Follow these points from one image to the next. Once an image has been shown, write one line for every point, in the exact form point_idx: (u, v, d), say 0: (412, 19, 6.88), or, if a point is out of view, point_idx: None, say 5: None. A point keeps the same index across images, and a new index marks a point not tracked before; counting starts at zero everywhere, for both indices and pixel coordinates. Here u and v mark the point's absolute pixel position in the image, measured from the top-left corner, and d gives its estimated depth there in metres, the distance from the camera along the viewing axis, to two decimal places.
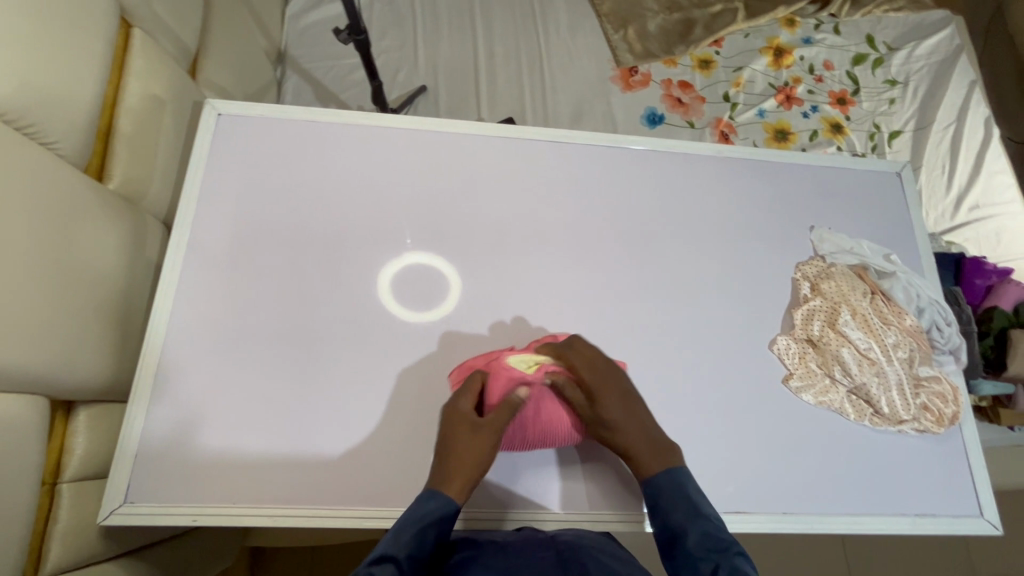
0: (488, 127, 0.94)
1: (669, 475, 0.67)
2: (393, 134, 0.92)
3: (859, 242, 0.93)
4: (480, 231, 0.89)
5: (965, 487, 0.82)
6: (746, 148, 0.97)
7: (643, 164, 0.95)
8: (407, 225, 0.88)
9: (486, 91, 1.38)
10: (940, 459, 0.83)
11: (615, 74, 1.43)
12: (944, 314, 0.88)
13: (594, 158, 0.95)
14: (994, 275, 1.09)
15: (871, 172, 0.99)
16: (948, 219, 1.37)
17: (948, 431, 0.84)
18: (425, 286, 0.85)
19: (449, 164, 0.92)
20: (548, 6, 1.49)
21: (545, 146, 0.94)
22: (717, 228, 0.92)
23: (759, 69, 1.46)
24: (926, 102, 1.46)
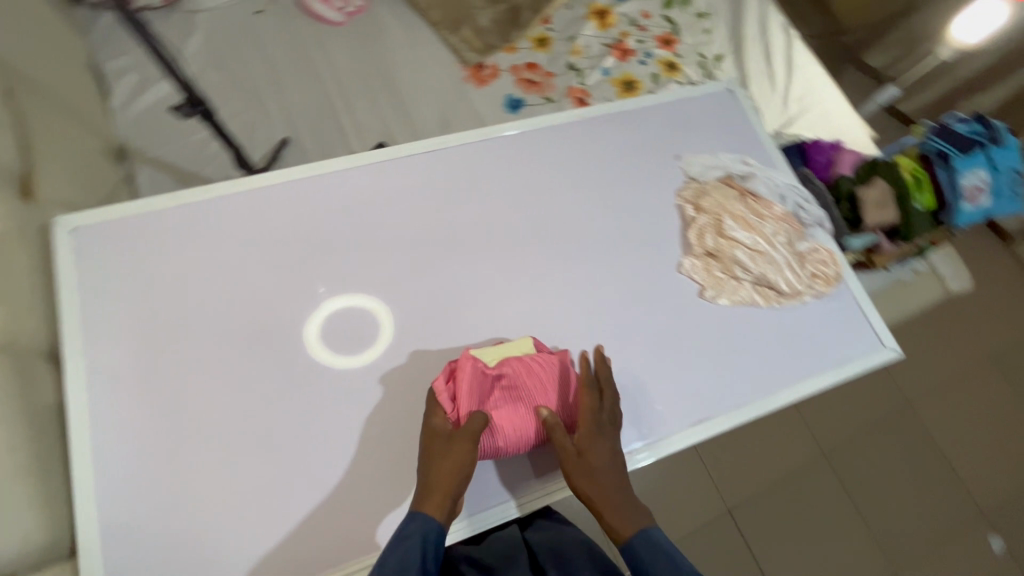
0: (361, 156, 0.95)
1: (643, 537, 0.69)
2: (270, 192, 0.90)
3: (720, 154, 1.04)
4: (390, 257, 0.90)
5: (866, 330, 0.94)
6: (600, 106, 1.06)
7: (519, 147, 1.01)
8: (316, 276, 0.87)
9: (349, 125, 1.38)
10: (841, 314, 0.94)
11: (466, 74, 1.48)
12: (801, 195, 1.02)
13: (472, 156, 0.99)
14: (830, 149, 1.26)
15: (710, 95, 1.11)
16: (784, 116, 1.56)
17: (839, 289, 0.96)
18: (358, 324, 0.85)
19: (337, 203, 0.92)
20: (382, 26, 1.50)
21: (423, 159, 0.97)
22: (600, 184, 1.00)
23: (590, 34, 1.57)
24: (733, 25, 1.65)
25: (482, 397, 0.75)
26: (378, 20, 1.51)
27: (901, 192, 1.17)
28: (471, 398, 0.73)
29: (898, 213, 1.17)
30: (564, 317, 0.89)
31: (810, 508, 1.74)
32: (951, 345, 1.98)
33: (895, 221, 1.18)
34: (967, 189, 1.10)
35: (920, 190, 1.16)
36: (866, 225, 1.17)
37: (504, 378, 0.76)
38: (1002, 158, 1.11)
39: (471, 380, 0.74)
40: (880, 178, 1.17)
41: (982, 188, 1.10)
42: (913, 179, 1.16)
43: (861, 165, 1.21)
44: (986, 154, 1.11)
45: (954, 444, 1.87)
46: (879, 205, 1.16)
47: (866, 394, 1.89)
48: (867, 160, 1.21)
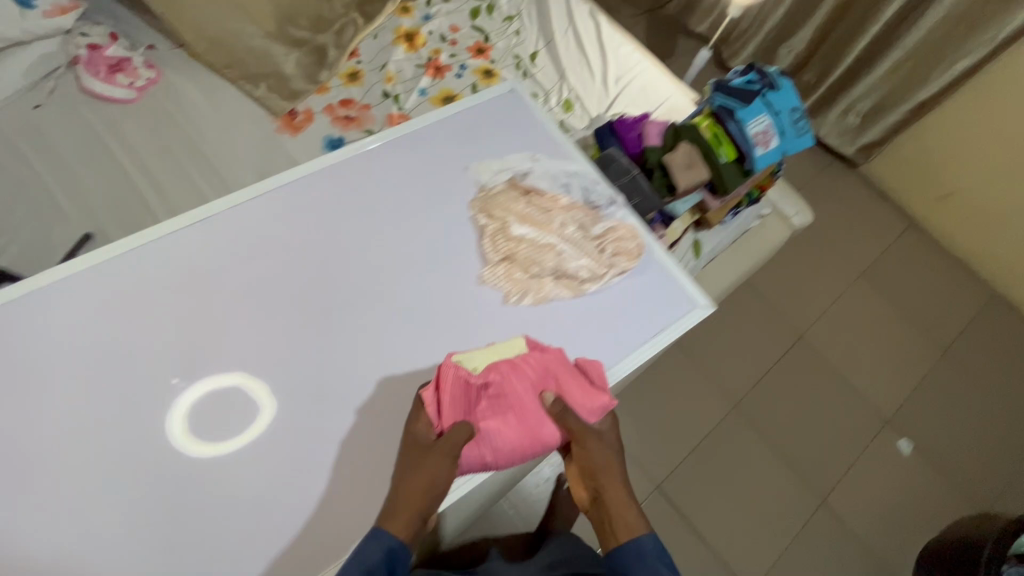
0: (116, 244, 0.87)
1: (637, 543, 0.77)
2: (15, 305, 0.81)
3: (507, 156, 1.04)
4: (175, 341, 0.82)
5: (678, 293, 0.96)
6: (384, 133, 1.05)
7: (305, 192, 0.96)
8: (91, 381, 0.77)
9: (159, 204, 1.30)
10: (650, 284, 0.96)
11: (279, 124, 1.44)
12: (591, 179, 1.03)
13: (250, 216, 0.94)
14: (636, 125, 1.30)
15: (493, 98, 1.10)
16: (607, 98, 1.60)
17: (644, 261, 0.97)
18: (233, 404, 0.79)
19: (97, 298, 0.83)
20: (180, 95, 1.43)
21: (191, 230, 0.91)
22: (394, 212, 0.97)
23: (401, 58, 1.56)
24: (542, 22, 1.69)
25: (468, 403, 0.77)
26: (175, 89, 1.44)
27: (704, 151, 1.21)
28: (457, 407, 0.76)
29: (707, 169, 1.21)
30: (376, 357, 0.86)
31: (731, 461, 1.79)
32: (824, 273, 2.10)
33: (707, 177, 1.22)
34: (755, 136, 1.16)
35: (721, 144, 1.21)
36: (680, 189, 1.20)
37: (491, 382, 0.78)
38: (780, 101, 1.18)
39: (458, 389, 0.76)
40: (682, 141, 1.22)
41: (769, 131, 1.17)
42: (712, 136, 1.21)
43: (665, 132, 1.26)
44: (765, 100, 1.17)
45: (848, 364, 1.98)
46: (687, 165, 1.20)
47: (759, 339, 1.97)
48: (669, 127, 1.26)
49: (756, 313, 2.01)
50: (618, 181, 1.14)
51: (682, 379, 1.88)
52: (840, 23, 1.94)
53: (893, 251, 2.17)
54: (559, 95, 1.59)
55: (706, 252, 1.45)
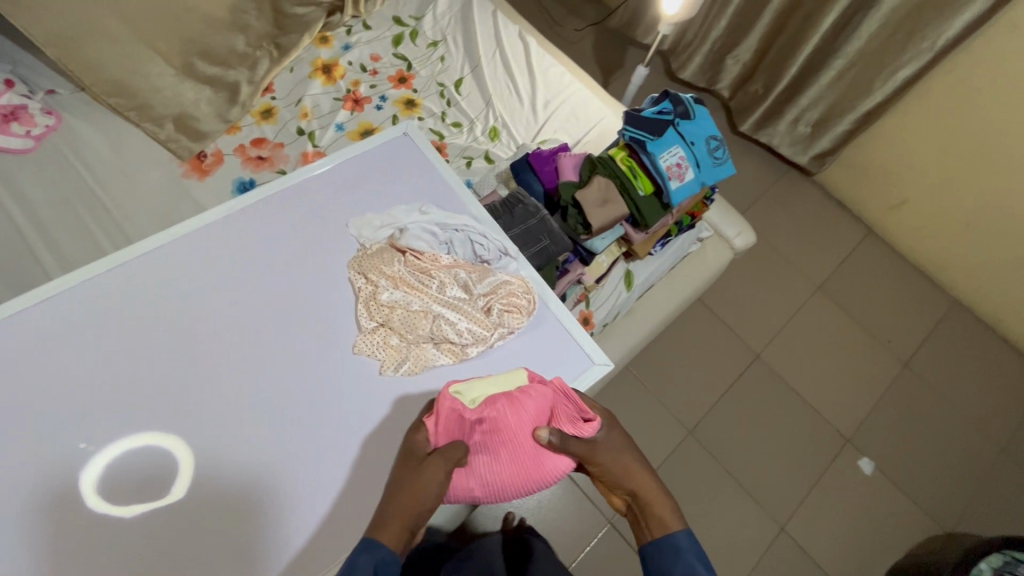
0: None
1: (664, 544, 0.79)
2: None
3: (391, 210, 1.00)
4: (21, 434, 0.77)
5: (573, 349, 0.95)
6: (267, 187, 1.00)
7: (176, 259, 0.92)
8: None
9: (51, 260, 1.22)
10: (543, 341, 0.95)
11: (186, 169, 1.38)
12: (479, 230, 1.00)
13: (109, 288, 0.89)
14: (553, 157, 1.24)
15: (382, 145, 1.07)
16: (535, 123, 1.54)
17: (539, 315, 0.97)
18: (142, 464, 0.79)
19: None
20: (81, 141, 1.37)
21: (45, 306, 0.86)
22: (271, 276, 0.94)
23: (318, 92, 1.50)
24: (468, 46, 1.63)
25: (462, 434, 0.82)
26: (77, 135, 1.37)
27: (620, 184, 1.15)
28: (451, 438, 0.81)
29: (625, 203, 1.15)
30: (245, 434, 0.82)
31: (686, 492, 1.72)
32: (780, 287, 2.05)
33: (626, 212, 1.15)
34: (668, 169, 1.11)
35: (636, 176, 1.15)
36: (595, 227, 1.13)
37: (485, 414, 0.82)
38: (694, 131, 1.14)
39: (452, 420, 0.81)
40: (597, 175, 1.15)
41: (682, 163, 1.11)
42: (627, 169, 1.15)
43: (581, 166, 1.19)
44: (676, 131, 1.13)
45: (806, 382, 1.92)
46: (603, 201, 1.14)
47: (714, 360, 1.91)
48: (586, 160, 1.19)
49: (711, 333, 1.95)
50: (526, 223, 1.10)
51: (634, 406, 1.81)
52: (782, 32, 1.88)
53: (851, 262, 2.12)
54: (484, 123, 1.53)
55: (638, 284, 1.39)
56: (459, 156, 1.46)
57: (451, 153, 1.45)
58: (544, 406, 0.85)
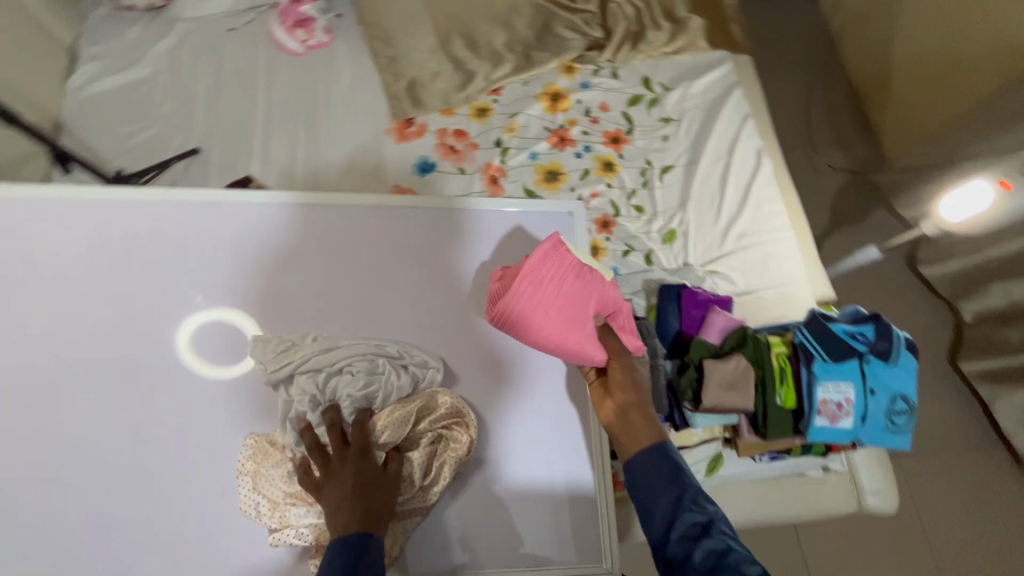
0: (151, 190, 1.03)
1: (651, 453, 0.84)
2: (66, 206, 1.00)
3: (292, 357, 0.93)
4: (156, 298, 0.98)
5: (575, 470, 0.99)
6: (408, 198, 1.09)
7: (322, 217, 1.06)
8: (118, 301, 0.98)
9: (259, 149, 1.42)
10: (548, 457, 0.99)
11: (390, 126, 1.47)
12: (392, 380, 0.94)
13: (265, 218, 1.04)
14: (709, 306, 1.09)
15: (546, 214, 1.11)
16: (717, 248, 1.38)
17: (546, 430, 1.00)
18: (204, 344, 0.97)
19: (119, 232, 1.00)
20: (333, 64, 1.55)
21: (216, 207, 1.04)
22: (383, 276, 1.04)
23: (534, 114, 1.51)
24: (697, 138, 1.51)
25: (545, 278, 0.89)
26: (334, 58, 1.56)
27: (760, 377, 0.98)
28: (536, 273, 0.89)
29: (751, 400, 0.97)
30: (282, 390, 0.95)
31: None
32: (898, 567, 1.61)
33: (748, 408, 0.98)
34: (822, 402, 0.90)
35: (782, 383, 0.98)
36: (703, 405, 0.97)
37: (569, 278, 0.90)
38: (881, 378, 0.91)
39: (548, 263, 0.90)
40: (740, 354, 0.99)
41: (844, 406, 0.90)
42: (779, 368, 0.98)
43: (730, 333, 1.03)
44: (860, 367, 0.91)
45: None
46: (728, 385, 0.97)
47: None
48: (739, 330, 1.03)
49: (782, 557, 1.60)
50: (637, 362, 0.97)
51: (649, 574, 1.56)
52: None
53: None
54: (666, 221, 1.40)
55: (723, 474, 1.19)
56: (621, 241, 1.37)
57: (614, 234, 1.37)
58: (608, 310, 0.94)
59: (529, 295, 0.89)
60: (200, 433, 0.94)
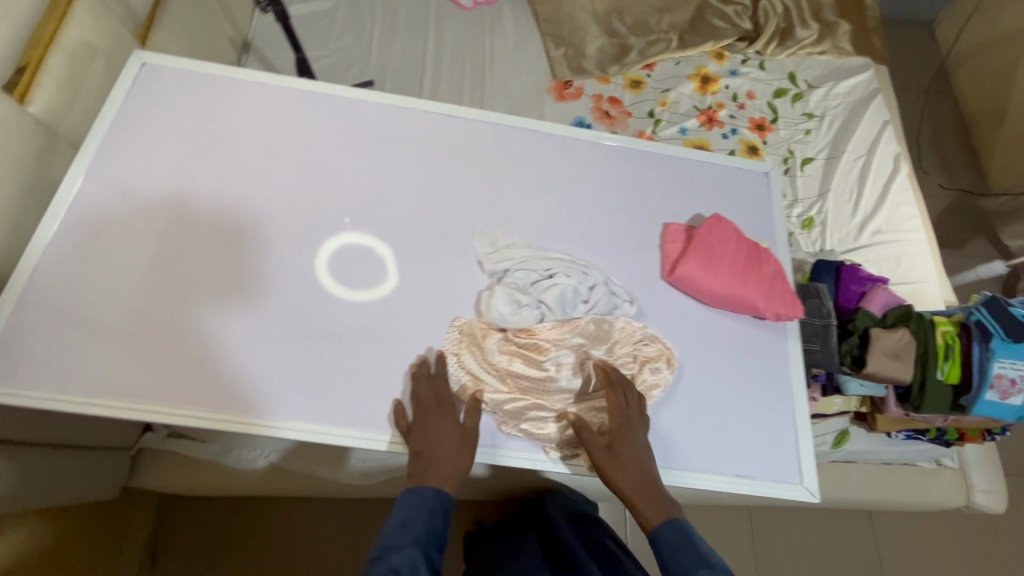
0: (347, 90, 1.01)
1: (672, 526, 0.75)
2: (271, 91, 0.99)
3: (508, 255, 0.91)
4: (347, 192, 0.94)
5: (782, 409, 0.87)
6: (605, 135, 1.04)
7: (516, 139, 1.02)
8: (333, 188, 0.94)
9: (428, 90, 1.51)
10: (757, 387, 0.88)
11: (550, 86, 1.55)
12: (595, 294, 0.88)
13: (457, 132, 1.01)
14: (867, 282, 1.14)
15: (741, 170, 1.05)
16: (852, 241, 1.44)
17: (763, 359, 0.89)
18: (350, 258, 0.90)
19: (315, 121, 0.98)
20: (499, 22, 1.63)
21: (406, 114, 1.01)
22: (575, 202, 0.98)
23: (685, 93, 1.58)
24: (838, 136, 1.56)
25: (709, 245, 0.90)
26: (499, 16, 1.64)
27: (922, 355, 1.03)
28: (698, 241, 0.90)
29: (912, 371, 1.03)
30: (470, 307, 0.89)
31: None
32: None
33: (908, 379, 1.03)
34: (997, 375, 0.98)
35: (947, 358, 1.02)
36: (866, 369, 1.03)
37: (729, 245, 0.89)
38: None
39: (703, 234, 0.90)
40: (905, 328, 1.04)
41: (1018, 383, 0.98)
42: (943, 345, 1.02)
43: (892, 309, 1.08)
44: None
45: None
46: (892, 354, 1.03)
47: None
48: (902, 307, 1.08)
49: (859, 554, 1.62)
50: (809, 319, 1.03)
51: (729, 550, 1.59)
52: None
53: None
54: (805, 209, 1.47)
55: (847, 449, 1.24)
56: None
57: None
58: (777, 275, 0.89)
59: (693, 261, 0.88)
60: (407, 337, 0.87)
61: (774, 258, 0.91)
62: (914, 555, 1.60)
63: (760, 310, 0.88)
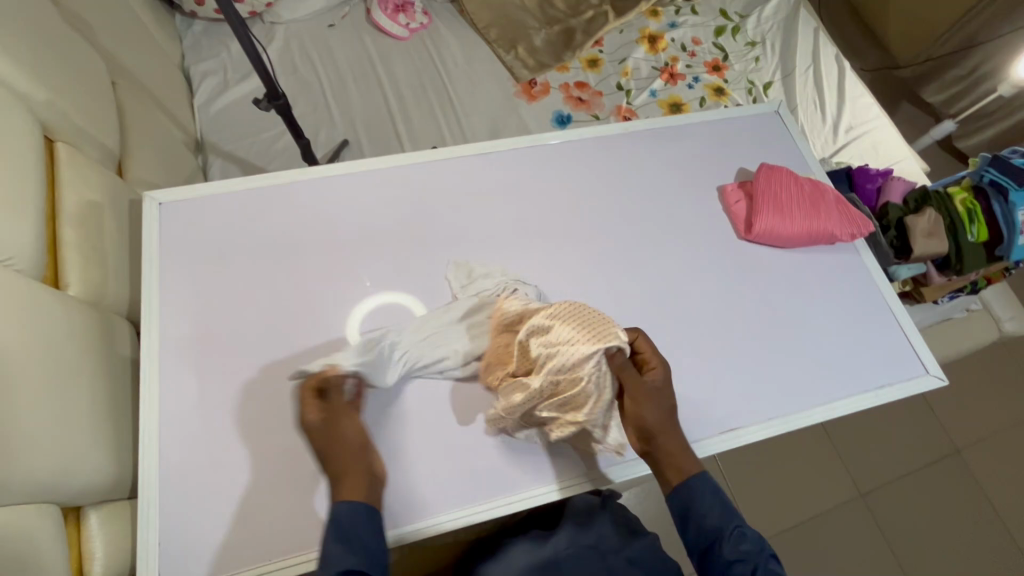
0: (375, 161, 0.98)
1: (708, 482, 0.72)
2: (303, 189, 0.94)
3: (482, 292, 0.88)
4: (424, 260, 0.92)
5: (886, 318, 0.96)
6: (627, 125, 1.07)
7: (552, 158, 1.03)
8: (408, 258, 0.92)
9: (405, 132, 1.47)
10: (857, 308, 0.96)
11: (517, 89, 1.55)
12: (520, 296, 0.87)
13: (493, 169, 1.01)
14: (878, 177, 1.25)
15: (753, 117, 1.11)
16: (832, 144, 1.56)
17: (851, 282, 0.98)
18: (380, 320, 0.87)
19: (360, 204, 0.95)
20: (442, 43, 1.60)
21: (442, 167, 1.00)
22: (631, 198, 1.01)
23: (640, 57, 1.63)
24: (784, 54, 1.67)
25: (774, 193, 0.97)
26: (440, 37, 1.61)
27: (953, 224, 1.14)
28: (762, 194, 0.97)
29: (948, 242, 1.14)
30: None
31: (843, 553, 1.61)
32: (1007, 394, 1.84)
33: (946, 250, 1.15)
34: None
35: (972, 221, 1.14)
36: (914, 254, 1.14)
37: (790, 189, 0.97)
38: None
39: (759, 186, 0.98)
40: (930, 207, 1.15)
41: None
42: (965, 211, 1.14)
43: (910, 194, 1.20)
44: None
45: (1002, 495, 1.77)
46: (929, 233, 1.13)
47: None
48: (918, 190, 1.19)
49: (914, 410, 1.80)
50: None
51: (816, 450, 1.71)
52: None
53: None
54: None
55: None
56: None
57: None
58: (838, 202, 0.99)
59: (765, 211, 0.95)
60: None
61: (830, 189, 1.00)
62: (950, 393, 1.82)
63: (835, 237, 0.96)
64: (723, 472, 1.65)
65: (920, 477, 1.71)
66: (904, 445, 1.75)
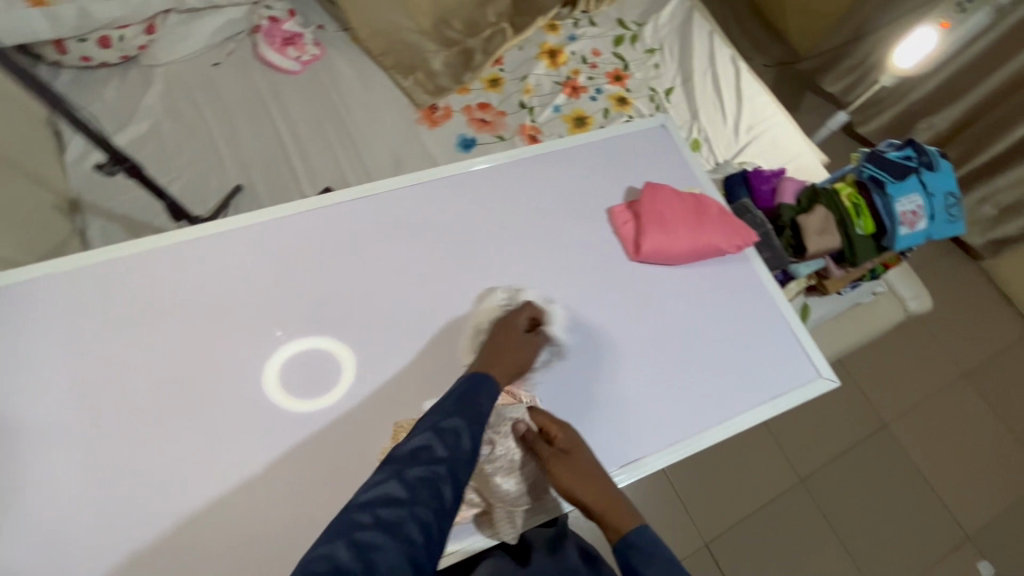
0: (244, 217, 0.92)
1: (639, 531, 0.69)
2: (163, 256, 0.88)
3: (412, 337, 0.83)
4: (304, 317, 0.87)
5: (777, 325, 0.97)
6: (513, 152, 1.05)
7: (438, 194, 1.00)
8: (285, 317, 0.87)
9: (302, 171, 1.41)
10: (749, 317, 0.97)
11: (418, 116, 1.52)
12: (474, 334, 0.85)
13: (375, 212, 0.97)
14: (772, 178, 1.28)
15: (640, 133, 1.12)
16: (734, 145, 1.60)
17: (742, 291, 0.99)
18: (300, 371, 0.84)
19: (230, 264, 0.89)
20: (337, 74, 1.55)
21: (320, 215, 0.95)
22: (521, 227, 0.99)
23: (541, 73, 1.62)
24: (682, 59, 1.70)
25: (659, 213, 0.97)
26: (334, 67, 1.56)
27: (841, 219, 1.17)
28: (647, 215, 0.97)
29: (840, 237, 1.17)
30: None
31: (789, 541, 1.64)
32: (925, 365, 1.93)
33: (839, 245, 1.18)
34: (902, 214, 1.13)
35: (859, 215, 1.17)
36: (808, 252, 1.17)
37: (674, 207, 0.98)
38: (937, 183, 1.16)
39: (645, 207, 0.98)
40: (819, 205, 1.18)
41: (917, 212, 1.14)
42: (851, 205, 1.17)
43: (802, 193, 1.23)
44: (919, 179, 1.15)
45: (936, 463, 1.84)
46: (821, 231, 1.16)
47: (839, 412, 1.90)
48: (808, 188, 1.23)
49: (843, 389, 1.86)
50: None
51: (754, 441, 1.76)
52: (983, 117, 1.85)
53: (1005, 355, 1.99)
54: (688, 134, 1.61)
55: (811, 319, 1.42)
56: None
57: None
58: (722, 214, 1.00)
59: (651, 232, 0.95)
60: None
61: (714, 202, 1.02)
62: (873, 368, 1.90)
63: (722, 249, 0.98)
64: (666, 476, 1.66)
65: (853, 455, 1.78)
66: (836, 425, 1.81)
